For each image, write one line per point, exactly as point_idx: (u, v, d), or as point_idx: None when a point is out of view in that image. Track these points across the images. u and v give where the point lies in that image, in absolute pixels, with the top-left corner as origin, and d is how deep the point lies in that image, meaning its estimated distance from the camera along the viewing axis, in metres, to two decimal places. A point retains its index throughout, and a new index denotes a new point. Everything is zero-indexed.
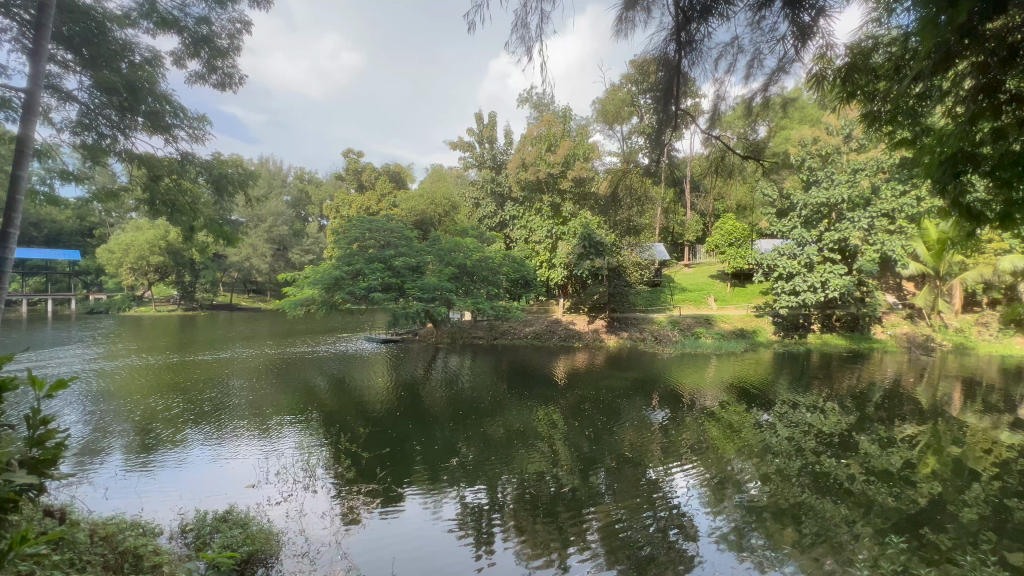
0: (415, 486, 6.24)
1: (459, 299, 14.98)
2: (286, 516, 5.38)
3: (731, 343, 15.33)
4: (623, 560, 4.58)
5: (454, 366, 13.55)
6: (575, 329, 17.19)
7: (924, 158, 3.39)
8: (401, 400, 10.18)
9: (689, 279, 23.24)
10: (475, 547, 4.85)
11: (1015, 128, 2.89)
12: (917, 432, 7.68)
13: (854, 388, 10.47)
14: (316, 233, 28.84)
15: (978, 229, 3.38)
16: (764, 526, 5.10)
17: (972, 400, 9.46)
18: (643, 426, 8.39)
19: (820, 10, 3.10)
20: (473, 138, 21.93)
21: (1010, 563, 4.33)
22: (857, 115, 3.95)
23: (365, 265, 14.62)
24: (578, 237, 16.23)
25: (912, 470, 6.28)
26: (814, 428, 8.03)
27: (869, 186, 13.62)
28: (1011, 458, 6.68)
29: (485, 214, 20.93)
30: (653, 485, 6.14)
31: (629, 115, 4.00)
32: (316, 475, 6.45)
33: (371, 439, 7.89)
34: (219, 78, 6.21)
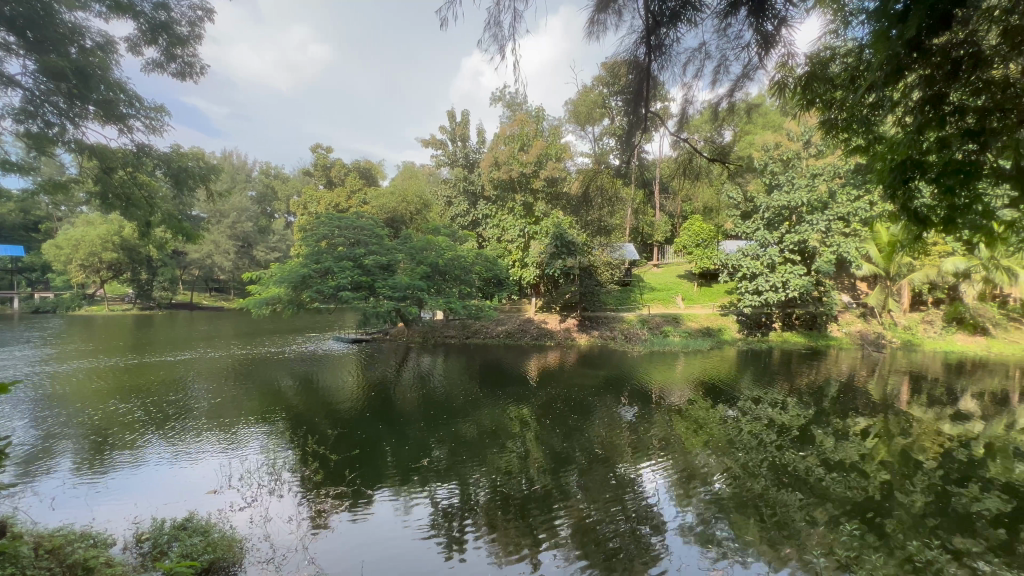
0: (387, 487, 6.17)
1: (431, 298, 14.87)
2: (250, 521, 5.22)
3: (698, 341, 15.78)
4: (593, 555, 4.65)
5: (426, 365, 13.41)
6: (546, 328, 17.34)
7: (877, 164, 3.57)
8: (372, 401, 10.02)
9: (657, 279, 23.76)
10: (446, 548, 4.83)
11: (958, 138, 3.08)
12: (868, 425, 8.11)
13: (812, 383, 10.96)
14: (282, 231, 28.02)
15: (924, 232, 3.58)
16: (729, 518, 5.28)
17: (918, 394, 10.04)
18: (613, 424, 8.53)
19: (782, 20, 3.23)
20: (446, 136, 21.74)
21: (952, 546, 4.62)
22: (816, 122, 4.08)
23: (334, 263, 14.30)
24: (550, 237, 16.45)
25: (864, 462, 6.61)
26: (775, 423, 8.36)
27: (826, 191, 14.24)
28: (952, 448, 7.12)
29: (457, 213, 20.79)
30: (622, 481, 6.26)
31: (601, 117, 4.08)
32: (282, 479, 6.27)
33: (340, 441, 7.73)
34: (179, 67, 6.00)
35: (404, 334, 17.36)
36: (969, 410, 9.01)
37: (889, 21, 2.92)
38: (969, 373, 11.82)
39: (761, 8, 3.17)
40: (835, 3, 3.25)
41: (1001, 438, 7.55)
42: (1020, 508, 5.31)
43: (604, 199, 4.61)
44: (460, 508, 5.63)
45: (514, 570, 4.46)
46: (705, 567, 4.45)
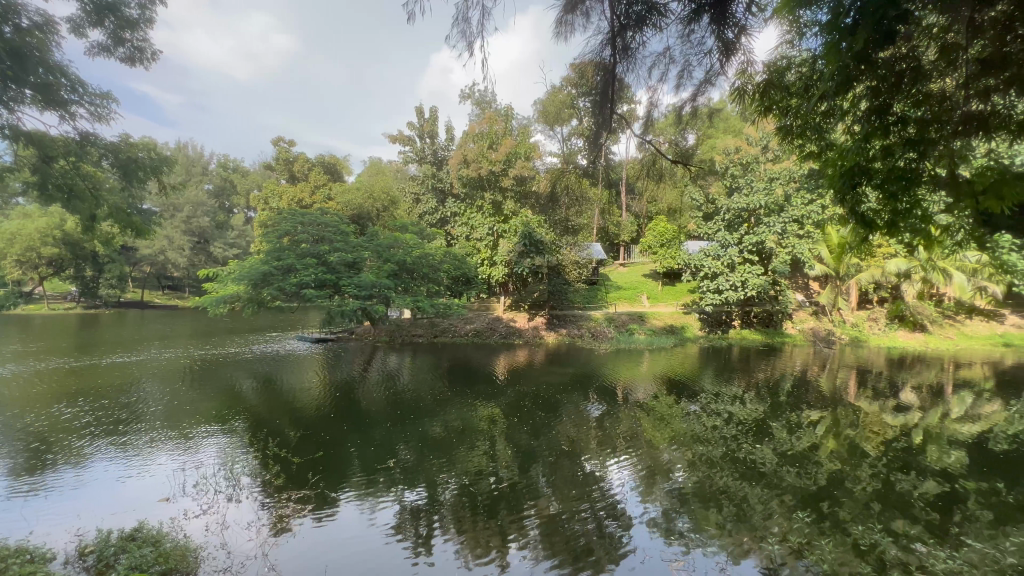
0: (352, 490, 6.04)
1: (398, 296, 14.68)
2: (205, 529, 5.00)
3: (662, 338, 16.24)
4: (561, 553, 4.69)
5: (394, 364, 13.21)
6: (515, 326, 17.44)
7: (828, 170, 3.76)
8: (337, 401, 9.79)
9: (623, 279, 24.22)
10: (414, 549, 4.78)
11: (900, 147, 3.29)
12: (819, 418, 8.55)
13: (768, 378, 11.45)
14: (241, 227, 26.95)
15: (870, 235, 3.80)
16: (691, 510, 5.45)
17: (863, 387, 10.66)
18: (580, 420, 8.68)
19: (742, 28, 3.34)
20: (414, 132, 21.41)
21: (893, 528, 4.92)
22: (773, 129, 4.24)
23: (297, 261, 13.88)
24: (519, 236, 16.73)
25: (815, 452, 6.97)
26: (734, 417, 8.71)
27: (782, 194, 14.89)
28: (894, 437, 7.60)
29: (425, 211, 20.53)
30: (589, 477, 6.36)
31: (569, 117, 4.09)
32: (240, 484, 6.04)
33: (302, 444, 7.50)
34: (127, 51, 5.67)
35: (371, 333, 17.06)
36: (908, 401, 9.65)
37: (839, 33, 3.05)
38: (909, 367, 12.65)
39: (723, 15, 3.27)
40: (791, 15, 3.37)
41: (936, 426, 8.13)
42: (952, 490, 5.73)
43: (573, 196, 4.68)
44: (428, 508, 5.58)
45: (482, 569, 4.46)
46: (667, 558, 4.59)
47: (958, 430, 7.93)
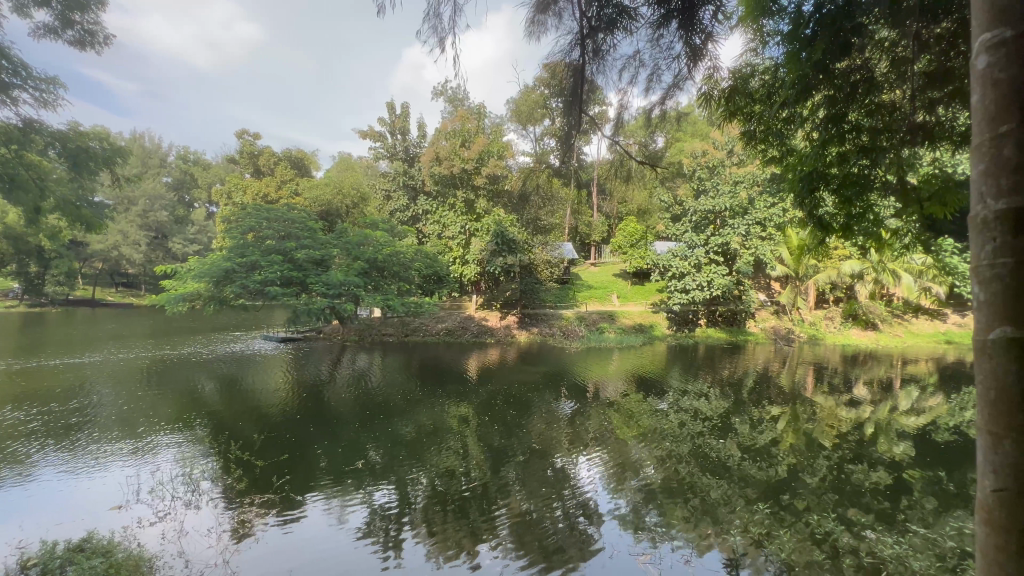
0: (319, 492, 5.91)
1: (368, 295, 14.45)
2: (161, 538, 4.79)
3: (631, 337, 16.56)
4: (532, 550, 4.72)
5: (363, 364, 12.98)
6: (487, 325, 17.44)
7: (790, 175, 3.92)
8: (303, 402, 9.55)
9: (594, 278, 24.57)
10: (384, 550, 4.73)
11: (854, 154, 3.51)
12: (779, 413, 8.90)
13: (732, 375, 11.85)
14: (203, 222, 25.87)
15: (828, 237, 4.00)
16: (659, 504, 5.58)
17: (820, 383, 11.17)
18: (551, 418, 8.75)
19: (709, 35, 3.43)
20: (385, 128, 21.04)
21: (846, 517, 5.16)
22: (737, 133, 4.36)
23: (261, 257, 13.45)
24: (491, 235, 16.86)
25: (775, 446, 7.26)
26: (699, 413, 8.98)
27: (746, 197, 15.41)
28: (848, 430, 7.99)
29: (396, 208, 20.22)
30: (560, 475, 6.42)
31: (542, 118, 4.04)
32: (200, 489, 5.81)
33: (266, 446, 7.28)
34: (77, 34, 5.36)
35: (339, 332, 16.72)
36: (860, 396, 10.15)
37: (800, 43, 3.26)
38: (862, 363, 13.32)
39: (690, 20, 3.37)
40: (755, 24, 3.49)
41: (885, 419, 8.59)
42: (899, 479, 6.06)
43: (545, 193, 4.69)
44: (398, 510, 5.51)
45: (452, 568, 4.46)
46: (635, 552, 4.68)
47: (905, 422, 8.41)
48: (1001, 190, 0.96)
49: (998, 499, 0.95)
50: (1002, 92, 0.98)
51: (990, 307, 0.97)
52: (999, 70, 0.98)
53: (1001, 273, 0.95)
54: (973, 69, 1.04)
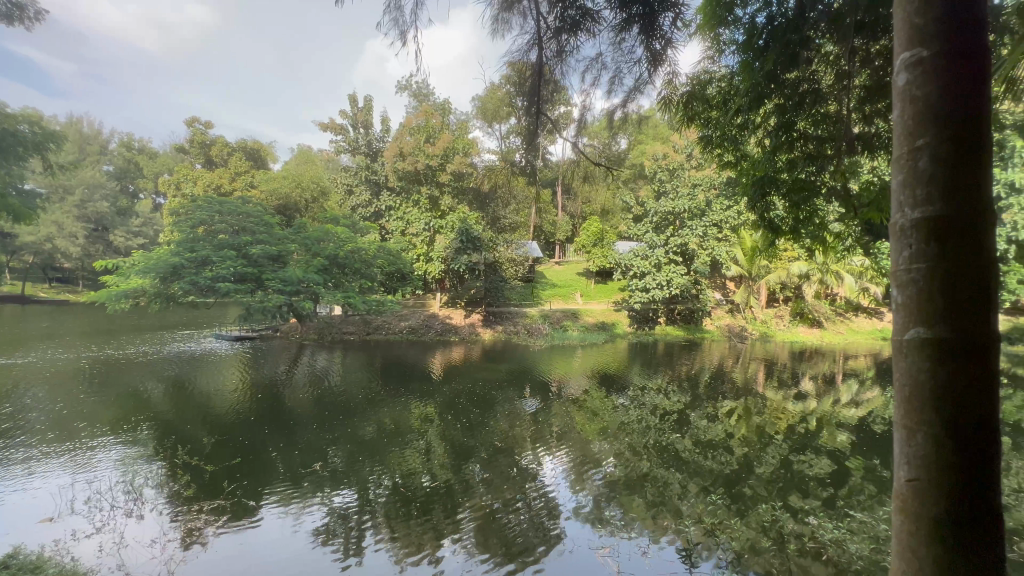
0: (275, 496, 5.71)
1: (328, 292, 14.07)
2: (99, 550, 4.49)
3: (594, 335, 16.86)
4: (495, 548, 4.73)
5: (323, 363, 12.63)
6: (451, 323, 17.33)
7: (743, 179, 4.10)
8: (258, 403, 9.18)
9: (558, 277, 24.86)
10: (344, 552, 4.64)
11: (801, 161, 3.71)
12: (733, 407, 9.30)
13: (689, 372, 12.28)
14: (148, 214, 24.31)
15: (777, 239, 4.22)
16: (619, 498, 5.72)
17: (770, 378, 11.73)
18: (515, 416, 8.80)
19: (668, 41, 3.53)
20: (348, 121, 20.44)
21: (791, 504, 5.43)
22: (696, 137, 4.48)
23: (213, 252, 12.81)
24: (456, 232, 16.76)
25: (728, 438, 7.59)
26: (659, 408, 9.26)
27: (704, 199, 15.96)
28: (794, 422, 8.45)
29: (358, 204, 19.68)
30: (523, 472, 6.47)
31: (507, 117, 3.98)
32: (143, 498, 5.48)
33: (217, 451, 6.95)
34: (3, 8, 4.92)
35: (297, 330, 16.18)
36: (806, 390, 10.74)
37: (754, 52, 3.46)
38: (808, 359, 14.07)
39: (651, 25, 3.45)
40: (712, 32, 3.64)
41: (828, 411, 9.11)
42: (840, 468, 6.44)
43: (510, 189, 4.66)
44: (358, 510, 5.40)
45: (414, 567, 4.42)
46: (594, 546, 4.77)
47: (846, 414, 8.95)
48: (918, 200, 1.03)
49: (912, 489, 1.02)
50: (918, 109, 1.04)
51: (906, 309, 1.04)
52: (916, 87, 1.04)
53: (917, 277, 1.01)
54: (893, 87, 1.11)
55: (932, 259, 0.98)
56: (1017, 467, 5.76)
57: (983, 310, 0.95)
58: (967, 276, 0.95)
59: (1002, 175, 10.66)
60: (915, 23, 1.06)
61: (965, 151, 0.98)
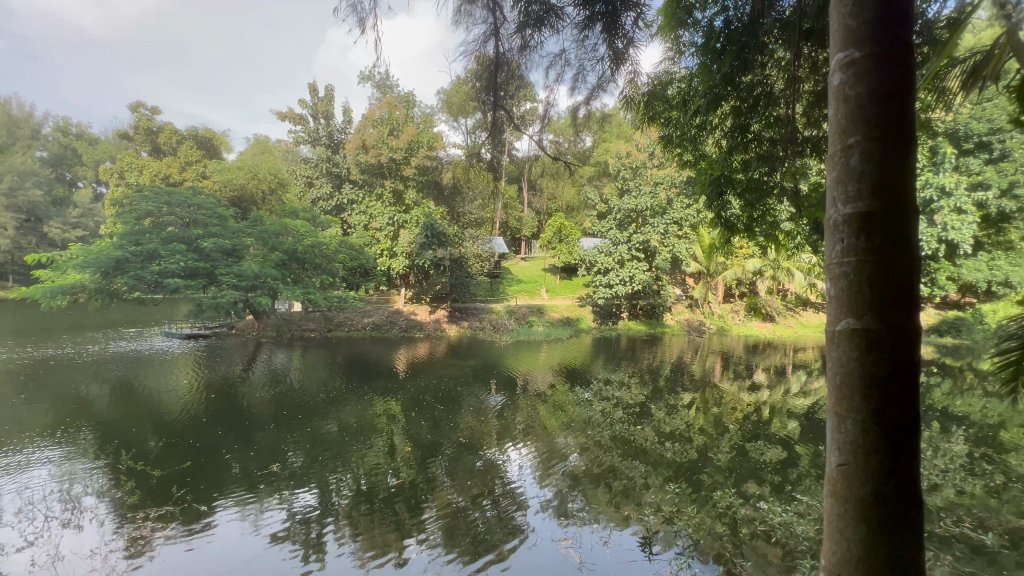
0: (228, 500, 5.47)
1: (287, 288, 13.60)
2: (30, 566, 4.17)
3: (559, 330, 17.03)
4: (460, 544, 4.71)
5: (282, 361, 12.18)
6: (416, 319, 17.11)
7: (702, 178, 4.22)
8: (211, 404, 8.75)
9: (524, 272, 24.98)
10: (304, 554, 4.51)
11: (755, 161, 3.83)
12: (692, 399, 9.62)
13: (651, 365, 12.62)
14: (89, 204, 22.72)
15: (733, 236, 4.37)
16: (584, 490, 5.82)
17: (727, 371, 12.19)
18: (480, 411, 8.79)
19: (630, 41, 3.57)
20: (308, 110, 19.70)
21: (744, 491, 5.66)
22: (657, 136, 4.57)
23: (160, 246, 12.11)
24: (421, 227, 16.51)
25: (687, 429, 7.84)
26: (621, 401, 9.47)
27: (665, 198, 16.37)
28: (749, 412, 8.82)
29: (318, 196, 19.05)
30: (488, 467, 6.47)
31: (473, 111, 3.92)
32: (82, 507, 5.13)
33: (165, 455, 6.58)
34: None
35: (254, 327, 15.53)
36: (759, 382, 11.24)
37: (712, 55, 3.57)
38: (761, 352, 14.72)
39: (613, 24, 3.48)
40: (672, 33, 3.72)
41: (779, 401, 9.56)
42: (790, 454, 6.77)
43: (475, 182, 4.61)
44: (319, 512, 5.25)
45: (379, 567, 4.34)
46: (557, 538, 4.82)
47: (796, 404, 9.42)
48: (849, 196, 1.07)
49: (842, 473, 1.06)
50: (850, 109, 1.08)
51: (838, 301, 1.09)
52: (849, 87, 1.08)
53: (848, 271, 1.05)
54: (829, 86, 1.15)
55: (862, 252, 1.03)
56: (944, 449, 6.23)
57: (905, 303, 1.00)
58: (892, 269, 1.00)
59: (935, 178, 11.49)
60: (849, 24, 1.10)
61: (893, 150, 1.02)
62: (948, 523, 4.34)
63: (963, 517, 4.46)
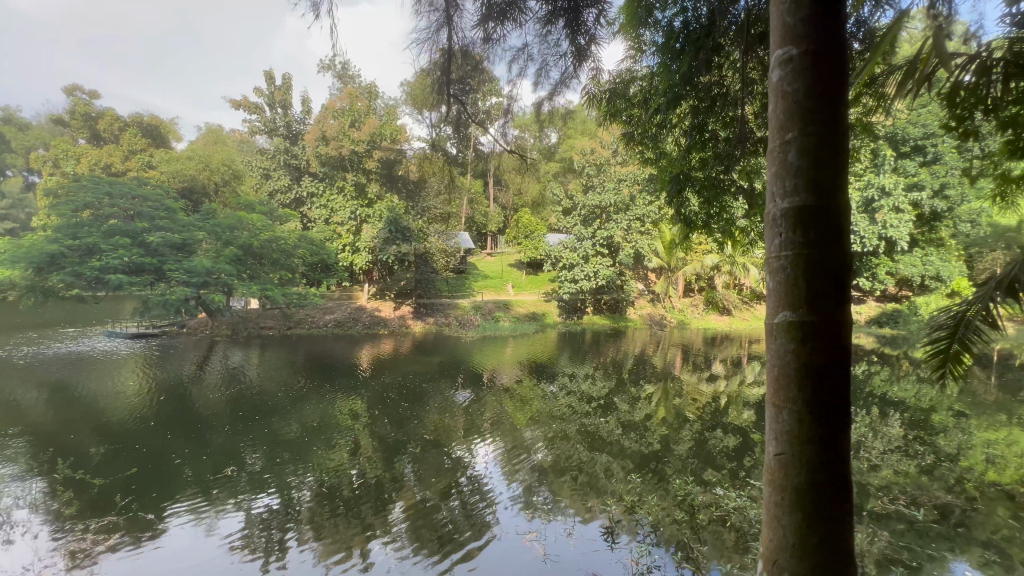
0: (179, 506, 5.20)
1: (243, 285, 13.05)
2: None
3: (525, 325, 17.09)
4: (426, 541, 4.66)
5: (238, 360, 11.67)
6: (380, 316, 16.78)
7: (663, 175, 4.31)
8: (161, 407, 8.27)
9: (490, 268, 24.93)
10: (264, 558, 4.34)
11: (712, 160, 3.92)
12: (654, 391, 9.88)
13: (615, 359, 12.87)
14: (19, 194, 20.96)
15: (692, 233, 4.49)
16: (550, 483, 5.88)
17: (687, 363, 12.58)
18: (446, 408, 8.71)
19: (592, 38, 3.59)
20: (263, 99, 18.85)
21: (702, 478, 5.85)
22: (619, 134, 4.62)
23: (101, 240, 11.33)
24: (384, 222, 16.20)
25: (649, 420, 8.06)
26: (586, 394, 9.62)
27: (628, 194, 16.71)
28: (707, 402, 9.15)
29: (276, 189, 18.33)
30: (455, 463, 6.43)
31: (438, 103, 3.82)
32: (13, 520, 4.75)
33: (108, 461, 6.19)
34: None
35: (207, 326, 14.78)
36: (717, 373, 11.66)
37: (671, 55, 3.63)
38: (718, 344, 15.28)
39: (575, 21, 3.47)
40: (633, 32, 3.76)
41: (735, 391, 9.96)
42: (744, 441, 7.06)
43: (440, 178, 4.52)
44: (279, 514, 5.07)
45: (342, 567, 4.23)
46: (522, 532, 4.84)
47: (750, 393, 9.83)
48: (786, 191, 1.10)
49: (779, 463, 1.09)
50: (789, 104, 1.11)
51: (777, 294, 1.11)
52: (787, 84, 1.11)
53: (785, 264, 1.08)
54: (769, 82, 1.17)
55: (798, 246, 1.06)
56: (882, 432, 6.65)
57: (838, 294, 1.03)
58: (826, 260, 1.03)
59: (876, 179, 12.21)
60: (787, 22, 1.13)
61: (829, 147, 1.05)
62: (885, 501, 4.62)
63: (898, 495, 4.77)
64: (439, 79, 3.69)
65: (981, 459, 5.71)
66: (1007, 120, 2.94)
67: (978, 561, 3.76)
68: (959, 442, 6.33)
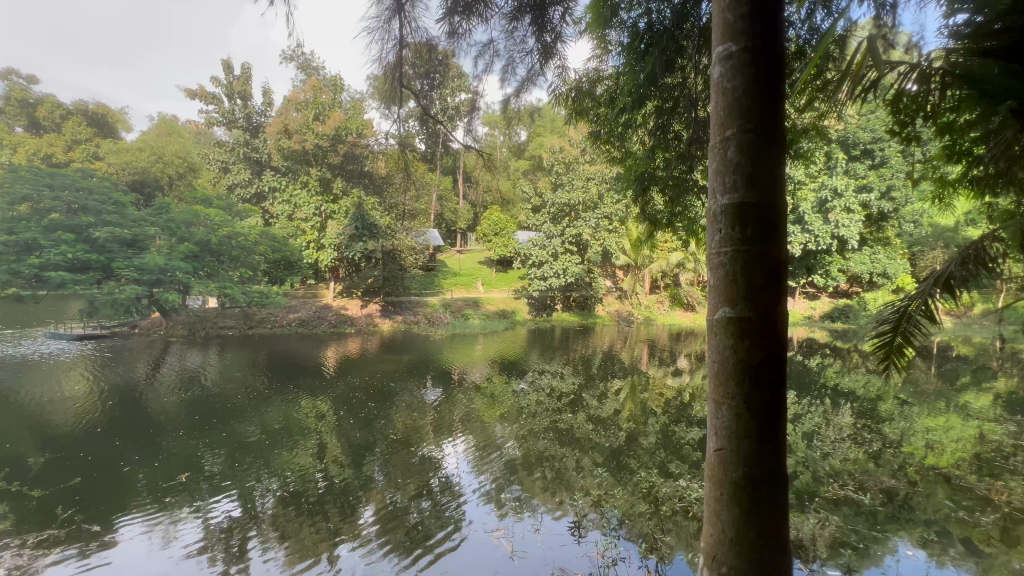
0: (130, 516, 4.93)
1: (200, 283, 12.57)
2: None
3: (495, 323, 17.05)
4: (395, 541, 4.58)
5: (195, 362, 11.16)
6: (347, 314, 16.40)
7: (629, 173, 4.35)
8: (109, 412, 7.79)
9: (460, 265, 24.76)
10: (222, 567, 4.16)
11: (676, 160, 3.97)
12: (621, 386, 10.05)
13: (583, 355, 13.02)
14: None
15: (658, 231, 4.55)
16: (520, 479, 5.88)
17: (653, 358, 12.87)
18: (415, 407, 8.60)
19: (559, 35, 3.58)
20: (222, 89, 18.01)
21: (666, 470, 5.98)
22: (586, 131, 4.64)
23: (40, 235, 10.46)
24: (350, 218, 15.83)
25: (616, 415, 8.19)
26: (555, 391, 9.69)
27: (597, 192, 16.89)
28: (672, 396, 9.37)
29: (236, 183, 17.58)
30: (424, 463, 6.34)
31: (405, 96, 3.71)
32: None
33: (49, 471, 5.80)
34: None
35: (161, 326, 14.03)
36: (682, 367, 11.98)
37: (636, 55, 3.65)
38: (683, 339, 15.69)
39: (542, 18, 3.45)
40: (599, 30, 3.77)
41: (699, 385, 10.25)
42: None
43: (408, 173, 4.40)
44: (238, 521, 4.88)
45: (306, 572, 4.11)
46: (490, 529, 4.81)
47: None
48: (726, 188, 1.10)
49: (719, 457, 1.10)
50: (729, 101, 1.11)
51: (717, 290, 1.13)
52: (727, 80, 1.12)
53: (724, 260, 1.09)
54: (710, 78, 1.18)
55: (736, 243, 1.07)
56: (835, 422, 6.98)
57: (773, 289, 1.05)
58: (764, 257, 1.04)
59: (829, 180, 12.78)
60: (727, 19, 1.13)
61: (766, 145, 1.07)
62: (836, 487, 4.84)
63: (847, 481, 5.00)
64: (406, 72, 3.58)
65: (922, 445, 6.07)
66: (946, 125, 3.11)
67: (919, 541, 3.97)
68: (902, 429, 6.72)
